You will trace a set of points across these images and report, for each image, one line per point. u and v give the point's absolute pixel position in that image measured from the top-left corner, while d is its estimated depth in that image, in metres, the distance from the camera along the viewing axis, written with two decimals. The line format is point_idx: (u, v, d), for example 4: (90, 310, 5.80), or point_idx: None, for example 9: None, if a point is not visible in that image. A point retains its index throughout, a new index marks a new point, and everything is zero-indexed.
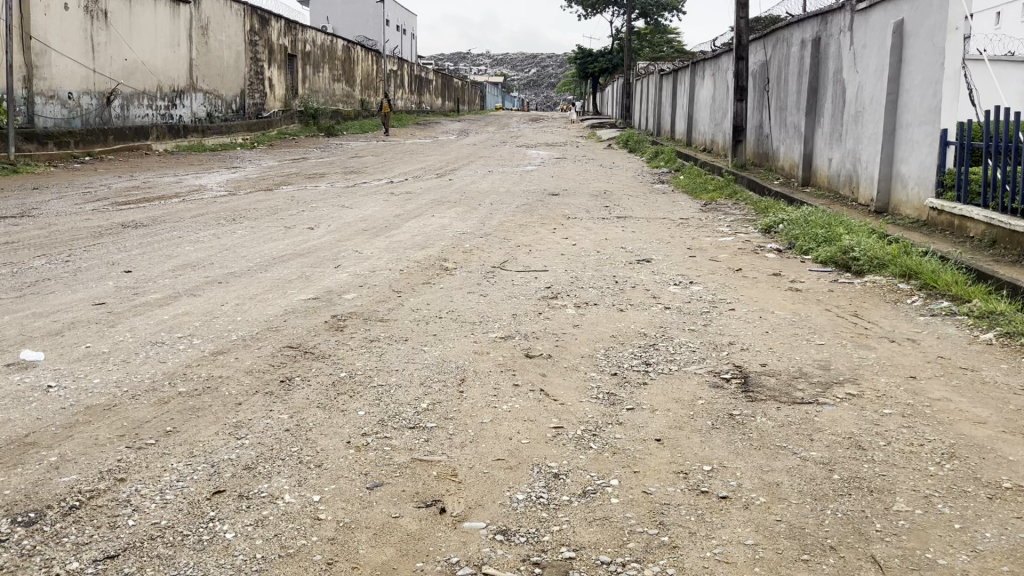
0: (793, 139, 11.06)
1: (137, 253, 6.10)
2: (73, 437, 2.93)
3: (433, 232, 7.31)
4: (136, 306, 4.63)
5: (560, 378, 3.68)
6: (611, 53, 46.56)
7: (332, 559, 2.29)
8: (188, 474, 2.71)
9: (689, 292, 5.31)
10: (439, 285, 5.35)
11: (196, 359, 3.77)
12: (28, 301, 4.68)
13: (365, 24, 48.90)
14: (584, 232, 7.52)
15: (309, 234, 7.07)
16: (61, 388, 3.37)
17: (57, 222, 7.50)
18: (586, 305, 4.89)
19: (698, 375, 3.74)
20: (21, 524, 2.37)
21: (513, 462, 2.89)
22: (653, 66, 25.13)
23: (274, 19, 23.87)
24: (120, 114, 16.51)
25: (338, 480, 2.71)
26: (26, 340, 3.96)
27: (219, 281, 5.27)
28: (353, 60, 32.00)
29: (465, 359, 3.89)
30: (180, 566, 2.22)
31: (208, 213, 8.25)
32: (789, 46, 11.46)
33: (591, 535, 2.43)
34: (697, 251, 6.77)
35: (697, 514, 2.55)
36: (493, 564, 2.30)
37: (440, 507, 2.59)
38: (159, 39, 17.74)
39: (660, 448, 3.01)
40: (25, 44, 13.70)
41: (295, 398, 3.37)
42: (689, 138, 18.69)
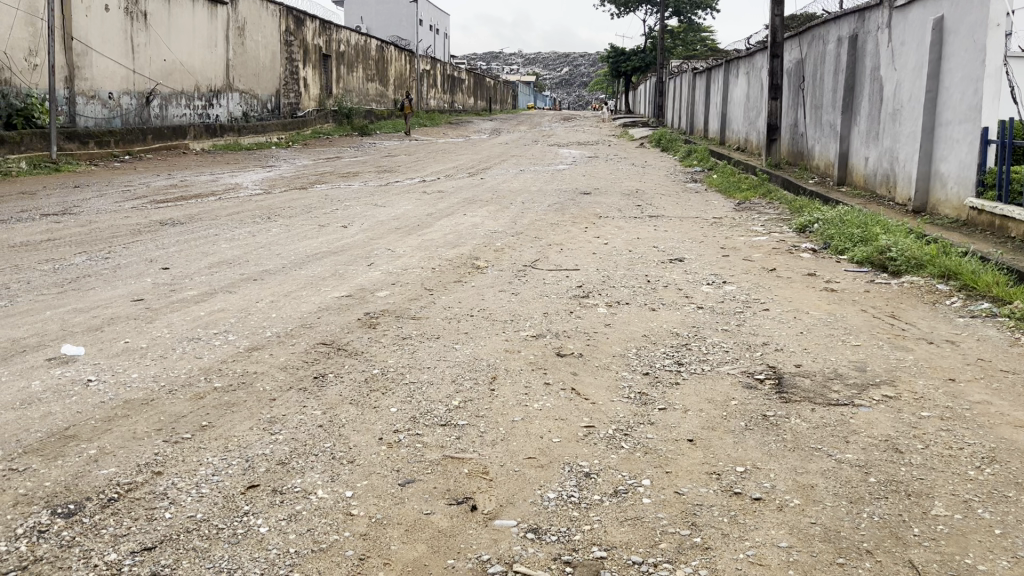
0: (829, 138, 10.91)
1: (173, 251, 6.17)
2: (111, 430, 2.98)
3: (465, 231, 7.31)
4: (173, 302, 4.70)
5: (591, 377, 3.67)
6: (644, 50, 46.36)
7: (365, 555, 2.31)
8: (223, 467, 2.75)
9: (722, 292, 5.26)
10: (470, 284, 5.35)
11: (232, 355, 3.81)
12: (70, 297, 4.76)
13: (398, 24, 49.13)
14: (615, 231, 7.48)
15: (342, 233, 7.11)
16: (100, 382, 3.43)
17: (97, 220, 7.62)
18: (617, 305, 4.86)
19: (732, 376, 3.71)
20: (61, 516, 2.42)
21: (544, 460, 2.88)
22: (689, 64, 24.95)
23: (309, 19, 24.10)
24: (159, 114, 16.77)
25: (370, 476, 2.73)
26: (67, 335, 4.03)
27: (254, 278, 5.33)
28: (386, 60, 32.19)
29: (496, 357, 3.89)
30: (215, 559, 2.25)
31: (244, 211, 8.32)
32: (824, 43, 11.30)
33: (622, 535, 2.42)
34: (731, 251, 6.71)
35: (730, 515, 2.53)
36: (524, 563, 2.29)
37: (472, 504, 2.59)
38: (197, 39, 18.00)
39: (692, 449, 2.98)
40: (67, 45, 13.97)
41: (328, 394, 3.41)
42: (722, 137, 18.51)
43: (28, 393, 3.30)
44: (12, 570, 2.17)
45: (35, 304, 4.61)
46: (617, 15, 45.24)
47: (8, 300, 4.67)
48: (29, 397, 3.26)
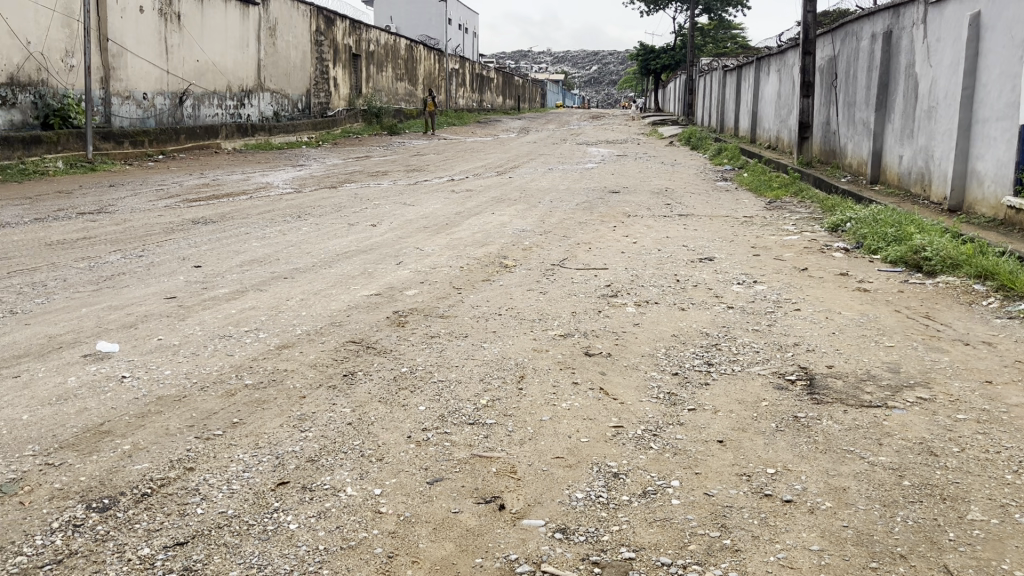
0: (862, 136, 10.77)
1: (206, 250, 6.25)
2: (145, 426, 3.02)
3: (493, 230, 7.32)
4: (206, 300, 4.76)
5: (619, 377, 3.65)
6: (674, 48, 46.12)
7: (393, 552, 2.32)
8: (254, 464, 2.77)
9: (753, 292, 5.20)
10: (498, 283, 5.35)
11: (263, 353, 3.85)
12: (105, 295, 4.84)
13: (428, 23, 49.32)
14: (644, 230, 7.44)
15: (372, 232, 7.15)
16: (134, 379, 3.48)
17: (132, 218, 7.74)
18: (647, 304, 4.83)
19: (762, 376, 3.67)
20: (96, 510, 2.46)
21: (573, 460, 2.87)
22: (721, 61, 24.71)
23: (339, 19, 24.26)
24: (192, 114, 16.97)
25: (399, 474, 2.74)
26: (102, 332, 4.10)
27: (285, 277, 5.38)
28: (416, 60, 32.31)
29: (525, 356, 3.89)
30: (246, 555, 2.27)
31: (275, 210, 8.40)
32: (858, 40, 11.15)
33: (651, 536, 2.41)
34: (761, 250, 6.65)
35: (760, 517, 2.51)
36: (552, 563, 2.29)
37: (500, 503, 2.59)
38: (229, 39, 18.20)
39: (722, 450, 2.96)
40: (102, 46, 14.18)
41: (357, 392, 3.42)
42: (753, 135, 18.32)
43: (64, 388, 3.36)
44: (48, 563, 2.21)
45: (71, 301, 4.68)
46: (647, 13, 45.03)
47: (45, 297, 4.75)
48: (65, 393, 3.31)
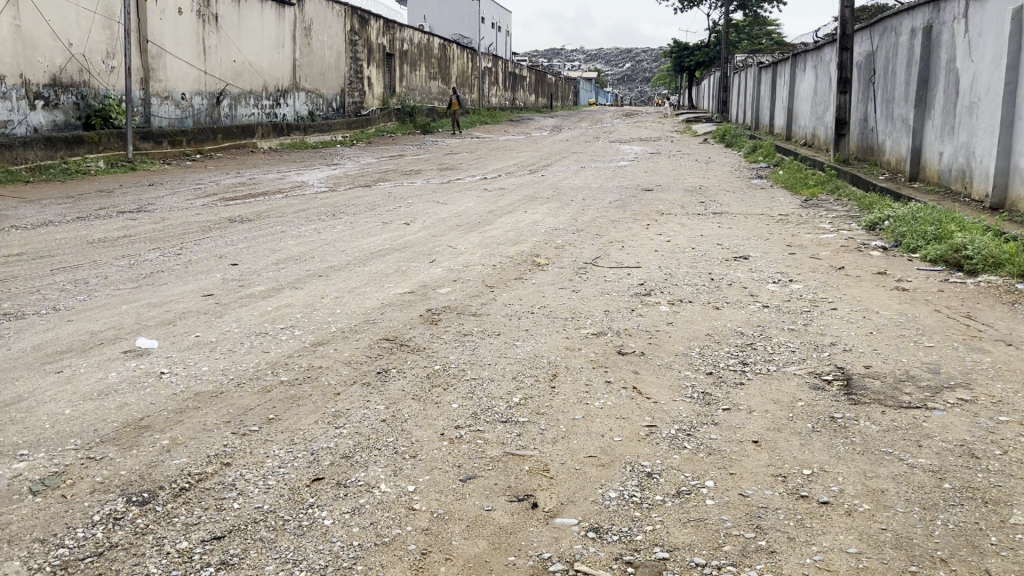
0: (901, 132, 10.59)
1: (242, 247, 6.33)
2: (183, 421, 3.07)
3: (525, 228, 7.32)
4: (242, 298, 4.81)
5: (652, 376, 3.63)
6: (708, 45, 45.75)
7: (427, 549, 2.33)
8: (290, 460, 2.80)
9: (788, 290, 5.15)
10: (531, 281, 5.35)
11: (298, 349, 3.89)
12: (145, 292, 4.92)
13: (461, 22, 49.45)
14: (678, 228, 7.39)
15: (405, 230, 7.19)
16: (173, 375, 3.53)
17: (171, 216, 7.87)
18: (680, 303, 4.81)
19: (799, 376, 3.63)
20: (135, 504, 2.50)
21: (605, 460, 2.86)
22: (756, 58, 24.49)
23: (373, 19, 24.42)
24: (229, 114, 17.20)
25: (432, 471, 2.76)
26: (141, 329, 4.17)
27: (320, 275, 5.42)
28: (449, 58, 32.40)
29: (557, 354, 3.89)
30: (282, 549, 2.30)
31: (310, 208, 8.48)
32: (897, 35, 10.96)
33: (685, 536, 2.39)
34: (797, 249, 6.57)
35: (796, 519, 2.48)
36: (586, 561, 2.28)
37: (533, 502, 2.59)
38: (265, 40, 18.41)
39: (757, 450, 2.93)
40: (142, 47, 14.42)
41: (391, 389, 3.44)
42: (789, 132, 18.09)
43: (105, 383, 3.43)
44: (88, 555, 2.25)
45: (113, 298, 4.76)
46: (681, 10, 44.71)
47: (86, 294, 4.84)
48: (106, 388, 3.37)
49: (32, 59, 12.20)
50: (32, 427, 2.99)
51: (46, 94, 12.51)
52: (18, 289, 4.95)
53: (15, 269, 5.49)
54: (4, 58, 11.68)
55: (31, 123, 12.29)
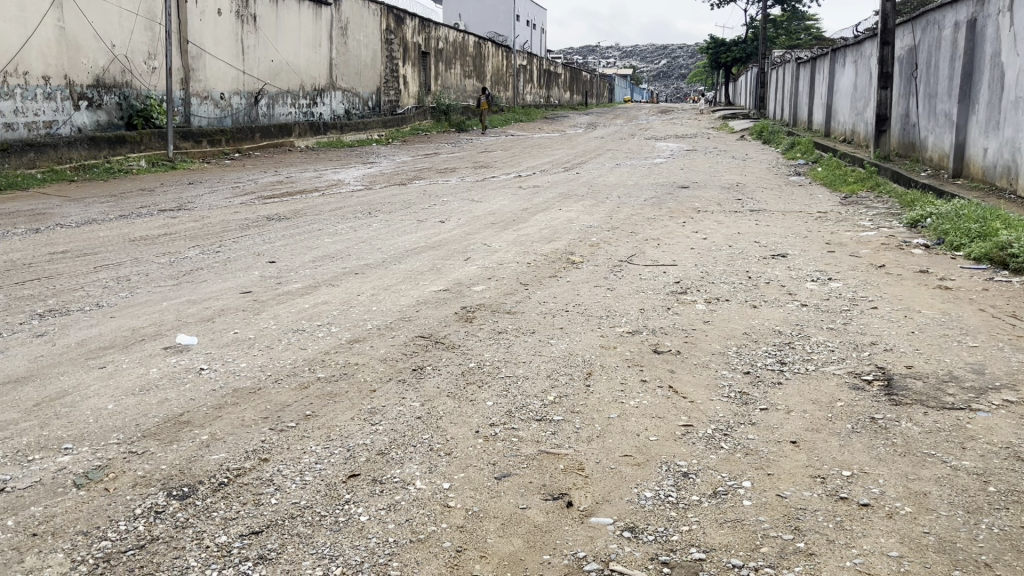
0: (944, 128, 10.39)
1: (280, 245, 6.40)
2: (222, 417, 3.11)
3: (560, 225, 7.31)
4: (280, 295, 4.87)
5: (689, 375, 3.60)
6: (745, 41, 45.27)
7: (461, 547, 2.33)
8: (326, 456, 2.83)
9: (827, 288, 5.08)
10: (565, 278, 5.34)
11: (335, 346, 3.92)
12: (185, 289, 5.00)
13: (496, 20, 49.49)
14: (714, 226, 7.32)
15: (441, 228, 7.22)
16: (212, 371, 3.58)
17: (211, 215, 7.98)
18: (717, 301, 4.77)
19: (838, 376, 3.57)
20: (176, 498, 2.54)
21: (641, 459, 2.84)
22: (794, 53, 24.12)
23: (409, 19, 24.52)
24: (267, 113, 17.41)
25: (467, 469, 2.76)
26: (181, 325, 4.23)
27: (356, 272, 5.46)
28: (484, 56, 32.45)
29: (592, 352, 3.87)
30: (318, 545, 2.32)
31: (346, 206, 8.55)
32: (940, 28, 10.73)
33: (722, 537, 2.37)
34: (836, 247, 6.47)
35: (835, 521, 2.44)
36: (621, 561, 2.27)
37: (568, 500, 2.58)
38: (303, 40, 18.58)
39: (795, 450, 2.89)
40: (182, 48, 14.64)
41: (426, 386, 3.46)
42: (828, 128, 17.81)
43: (146, 379, 3.49)
44: (130, 548, 2.29)
45: (154, 295, 4.85)
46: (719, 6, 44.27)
47: (129, 291, 4.93)
48: (147, 383, 3.43)
49: (76, 60, 12.45)
50: (77, 421, 3.05)
51: (89, 95, 12.76)
52: (63, 285, 5.06)
53: (61, 266, 5.62)
54: (49, 60, 11.94)
55: (76, 123, 12.56)
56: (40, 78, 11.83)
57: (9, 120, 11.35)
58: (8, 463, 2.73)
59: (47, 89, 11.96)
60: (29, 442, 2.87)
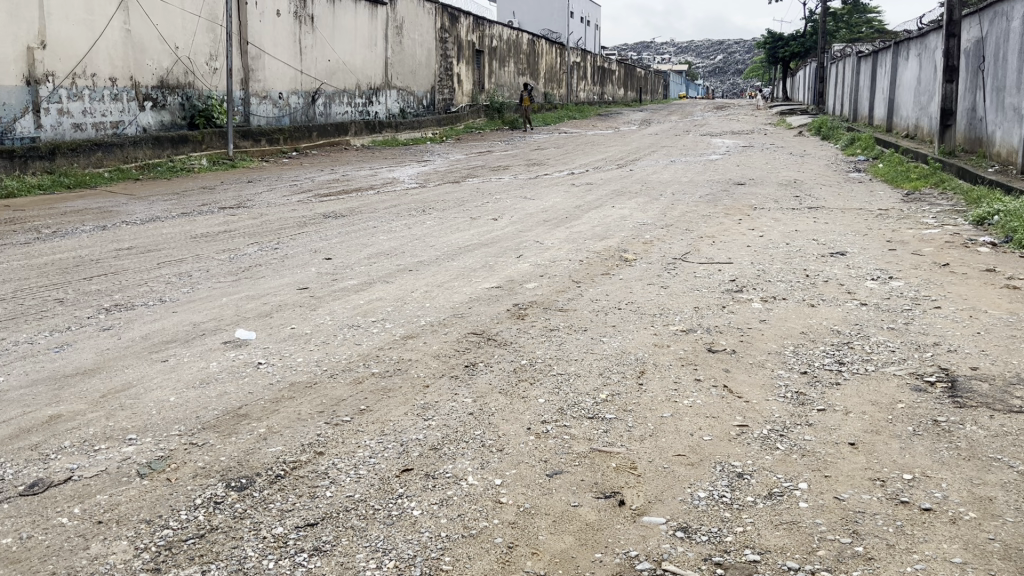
0: (1012, 123, 10.06)
1: (336, 243, 6.48)
2: (280, 410, 3.17)
3: (614, 223, 7.26)
4: (335, 291, 4.95)
5: (744, 374, 3.55)
6: (803, 35, 44.52)
7: (513, 543, 2.34)
8: (380, 451, 2.86)
9: (888, 287, 4.96)
10: (617, 276, 5.31)
11: (388, 342, 3.97)
12: (244, 285, 5.10)
13: (551, 16, 49.41)
14: (771, 224, 7.19)
15: (493, 225, 7.23)
16: (269, 365, 3.65)
17: (268, 212, 8.13)
18: (773, 300, 4.69)
19: (899, 377, 3.48)
20: (234, 489, 2.60)
21: (694, 459, 2.81)
22: (855, 48, 23.61)
23: (463, 17, 24.63)
24: (323, 112, 17.68)
25: (519, 465, 2.76)
26: (240, 320, 4.32)
27: (410, 269, 5.52)
28: (537, 54, 32.42)
29: (645, 350, 3.85)
30: (372, 538, 2.35)
31: (401, 204, 8.62)
32: (1009, 20, 10.38)
33: (777, 539, 2.33)
34: (897, 245, 6.30)
35: (896, 525, 2.38)
36: (674, 561, 2.25)
37: (620, 499, 2.56)
38: (358, 40, 18.80)
39: (854, 452, 2.83)
40: (242, 49, 14.95)
41: (479, 382, 3.48)
42: (889, 123, 17.37)
43: (207, 372, 3.58)
44: (191, 537, 2.35)
45: (214, 291, 4.96)
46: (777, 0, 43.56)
47: (190, 287, 5.06)
48: (208, 376, 3.53)
49: (141, 62, 12.80)
50: (140, 413, 3.14)
51: (154, 95, 13.10)
52: (129, 281, 5.21)
53: (126, 262, 5.78)
54: (116, 62, 12.29)
55: (140, 123, 12.92)
56: (107, 79, 12.19)
57: (78, 120, 11.72)
58: (76, 453, 2.82)
59: (113, 90, 12.32)
60: (95, 433, 2.97)
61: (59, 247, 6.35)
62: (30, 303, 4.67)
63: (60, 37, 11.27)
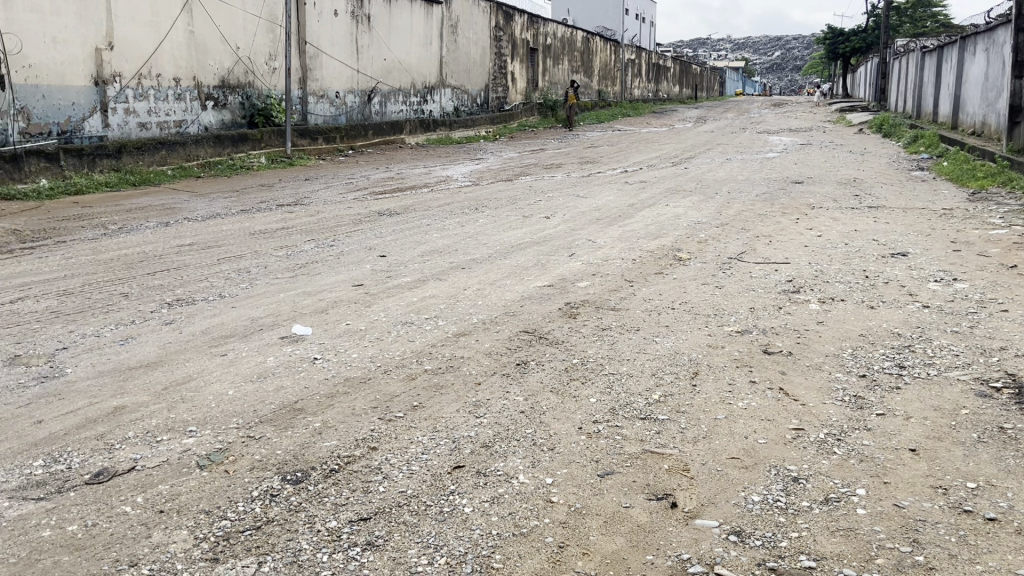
0: None
1: (390, 240, 6.56)
2: (334, 405, 3.22)
3: (667, 222, 7.19)
4: (389, 288, 4.99)
5: (800, 377, 3.49)
6: (864, 31, 43.58)
7: (564, 543, 2.34)
8: (432, 447, 2.88)
9: (953, 290, 4.81)
10: (671, 276, 5.25)
11: (441, 339, 3.99)
12: (300, 281, 5.19)
13: (606, 14, 49.17)
14: (831, 224, 7.03)
15: (546, 223, 7.23)
16: (325, 361, 3.71)
17: (324, 210, 8.26)
18: (831, 301, 4.59)
19: (962, 383, 3.38)
20: (290, 482, 2.64)
21: (749, 462, 2.77)
22: (920, 42, 22.95)
23: (518, 15, 24.63)
24: (379, 110, 17.89)
25: (570, 465, 2.76)
26: (297, 316, 4.39)
27: (463, 267, 5.54)
28: (592, 51, 32.29)
29: (699, 351, 3.80)
30: (424, 534, 2.37)
31: (454, 202, 8.66)
32: None
33: (834, 546, 2.28)
34: (961, 246, 6.13)
35: (958, 535, 2.31)
36: (726, 565, 2.22)
37: (672, 501, 2.54)
38: (414, 39, 18.95)
39: (915, 459, 2.76)
40: (301, 49, 15.20)
41: (530, 381, 3.48)
42: (954, 120, 16.86)
43: (264, 366, 3.64)
44: (248, 528, 2.40)
45: (272, 287, 5.05)
46: None
47: (249, 282, 5.16)
48: (265, 370, 3.59)
49: (203, 62, 13.09)
50: (200, 406, 3.22)
51: (215, 95, 13.40)
52: (190, 276, 5.34)
53: (187, 258, 5.92)
54: (179, 62, 12.60)
55: (202, 122, 13.22)
56: (171, 79, 12.50)
57: (143, 119, 12.05)
58: (139, 444, 2.90)
59: (177, 90, 12.63)
60: (157, 424, 3.05)
61: (124, 243, 6.54)
62: (96, 297, 4.81)
63: (127, 38, 11.60)
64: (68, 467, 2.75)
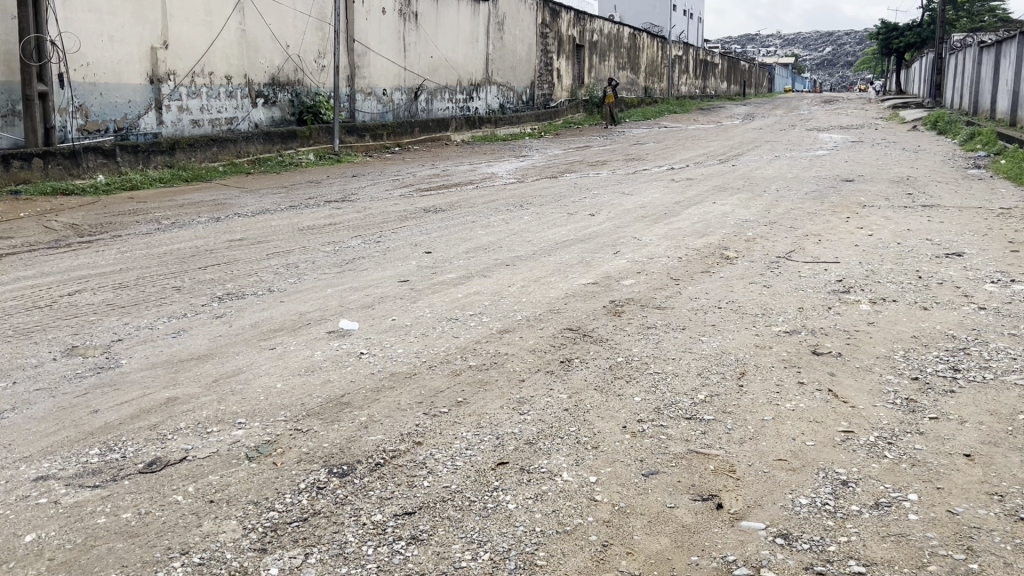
0: None
1: (435, 236, 6.59)
2: (380, 400, 3.24)
3: (714, 219, 7.11)
4: (434, 284, 5.02)
5: (850, 379, 3.42)
6: (920, 26, 42.57)
7: (608, 541, 2.33)
8: (476, 443, 2.89)
9: (1009, 291, 4.67)
10: (717, 274, 5.19)
11: (486, 336, 4.00)
12: (348, 276, 5.25)
13: (653, 10, 48.81)
14: (883, 223, 6.88)
15: (591, 221, 7.20)
16: (371, 355, 3.74)
17: (370, 206, 8.34)
18: (883, 301, 4.50)
19: (1020, 388, 3.28)
20: (336, 475, 2.68)
21: (797, 464, 2.73)
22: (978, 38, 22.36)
23: (565, 11, 24.57)
24: (425, 107, 18.00)
25: (614, 464, 2.74)
26: (344, 311, 4.45)
27: (507, 264, 5.55)
28: (639, 48, 32.08)
29: (745, 351, 3.75)
30: (467, 529, 2.38)
31: (499, 199, 8.67)
32: None
33: (884, 552, 2.24)
34: (1020, 246, 5.95)
35: (1014, 543, 2.25)
36: (772, 568, 2.19)
37: (718, 502, 2.51)
38: (460, 36, 19.01)
39: (969, 464, 2.69)
40: (349, 47, 15.36)
41: (574, 379, 3.47)
42: (1013, 117, 16.38)
43: (311, 360, 3.69)
44: (295, 520, 2.43)
45: (319, 282, 5.12)
46: None
47: (296, 277, 5.23)
48: (312, 365, 3.64)
49: (254, 60, 13.31)
50: (250, 398, 3.28)
51: (265, 92, 13.60)
52: (240, 270, 5.44)
53: (238, 252, 6.03)
54: (231, 60, 12.82)
55: (252, 119, 13.43)
56: (223, 77, 12.73)
57: (195, 116, 12.28)
58: (191, 434, 2.96)
59: (228, 88, 12.85)
60: (208, 416, 3.11)
61: (176, 237, 6.68)
62: (150, 290, 4.92)
63: (181, 37, 11.84)
64: (123, 456, 2.82)
